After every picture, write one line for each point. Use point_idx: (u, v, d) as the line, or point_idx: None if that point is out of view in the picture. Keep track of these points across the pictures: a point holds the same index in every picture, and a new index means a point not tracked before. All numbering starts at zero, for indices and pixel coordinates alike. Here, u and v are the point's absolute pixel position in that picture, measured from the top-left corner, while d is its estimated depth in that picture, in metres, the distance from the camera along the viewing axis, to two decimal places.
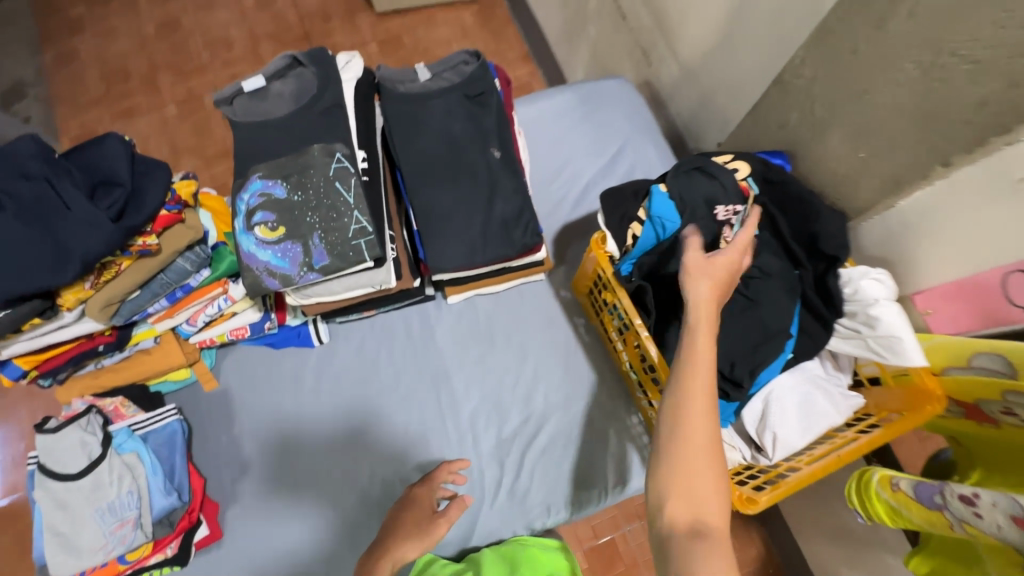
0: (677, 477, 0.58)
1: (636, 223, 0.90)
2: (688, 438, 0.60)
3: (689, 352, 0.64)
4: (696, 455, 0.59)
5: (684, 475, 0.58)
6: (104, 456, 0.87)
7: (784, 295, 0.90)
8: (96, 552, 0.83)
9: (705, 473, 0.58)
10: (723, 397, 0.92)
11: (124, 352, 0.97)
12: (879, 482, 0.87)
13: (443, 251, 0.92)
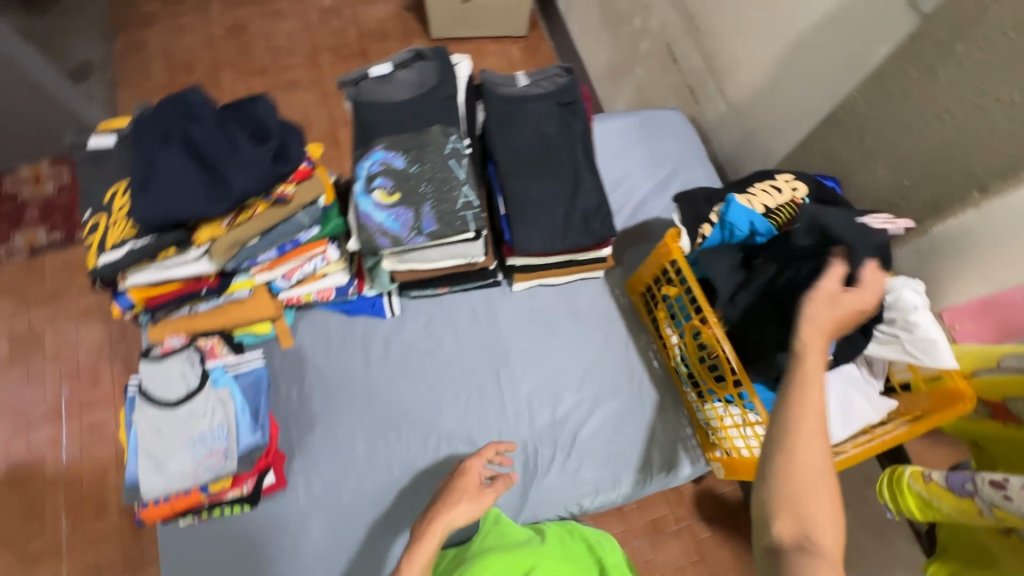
0: (790, 502, 0.61)
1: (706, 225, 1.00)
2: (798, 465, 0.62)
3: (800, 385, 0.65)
4: (809, 479, 0.61)
5: (801, 498, 0.61)
6: (201, 387, 0.94)
7: None
8: (185, 477, 0.89)
9: (821, 497, 0.60)
10: None
11: (218, 300, 1.03)
12: (911, 475, 0.96)
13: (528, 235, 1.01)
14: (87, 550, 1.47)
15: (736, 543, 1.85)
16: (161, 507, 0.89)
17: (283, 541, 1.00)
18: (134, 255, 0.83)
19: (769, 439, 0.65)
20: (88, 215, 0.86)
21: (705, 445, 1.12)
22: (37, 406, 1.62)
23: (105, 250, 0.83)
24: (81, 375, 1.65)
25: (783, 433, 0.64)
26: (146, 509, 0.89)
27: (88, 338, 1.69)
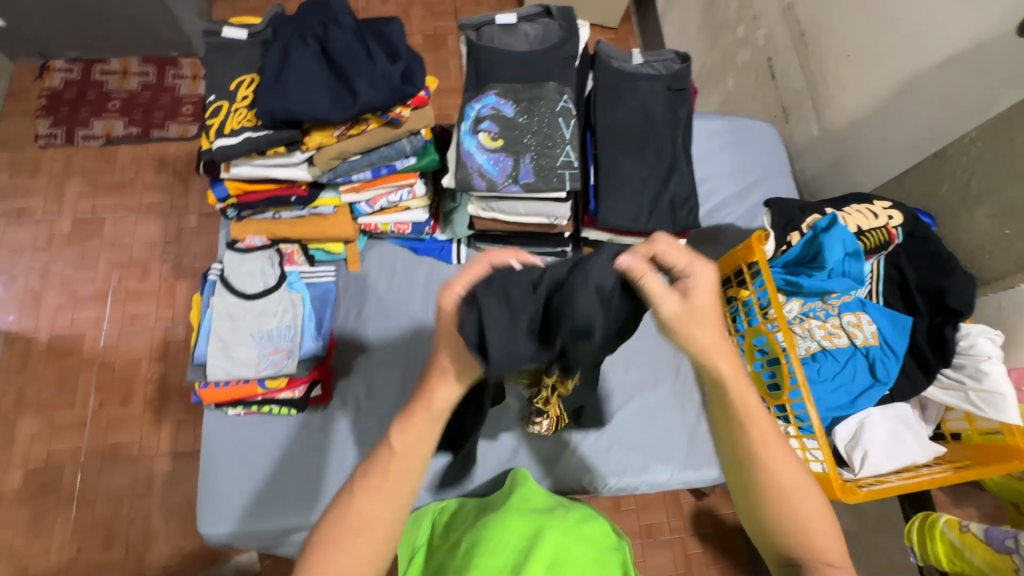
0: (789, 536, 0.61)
1: (797, 233, 1.02)
2: (778, 490, 0.61)
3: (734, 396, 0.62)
4: (808, 497, 0.62)
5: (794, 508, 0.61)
6: (277, 287, 0.96)
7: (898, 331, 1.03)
8: (249, 367, 0.92)
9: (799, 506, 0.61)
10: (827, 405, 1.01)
11: (303, 212, 1.05)
12: (946, 523, 0.94)
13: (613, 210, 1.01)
14: (109, 431, 1.51)
15: (725, 565, 1.83)
16: (218, 390, 0.93)
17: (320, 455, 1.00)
18: (249, 144, 0.86)
19: (736, 469, 0.64)
20: (212, 98, 0.89)
21: None
22: (87, 286, 1.63)
23: (222, 134, 0.87)
24: (129, 265, 1.66)
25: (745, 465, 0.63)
26: (204, 389, 0.93)
27: (144, 233, 1.70)
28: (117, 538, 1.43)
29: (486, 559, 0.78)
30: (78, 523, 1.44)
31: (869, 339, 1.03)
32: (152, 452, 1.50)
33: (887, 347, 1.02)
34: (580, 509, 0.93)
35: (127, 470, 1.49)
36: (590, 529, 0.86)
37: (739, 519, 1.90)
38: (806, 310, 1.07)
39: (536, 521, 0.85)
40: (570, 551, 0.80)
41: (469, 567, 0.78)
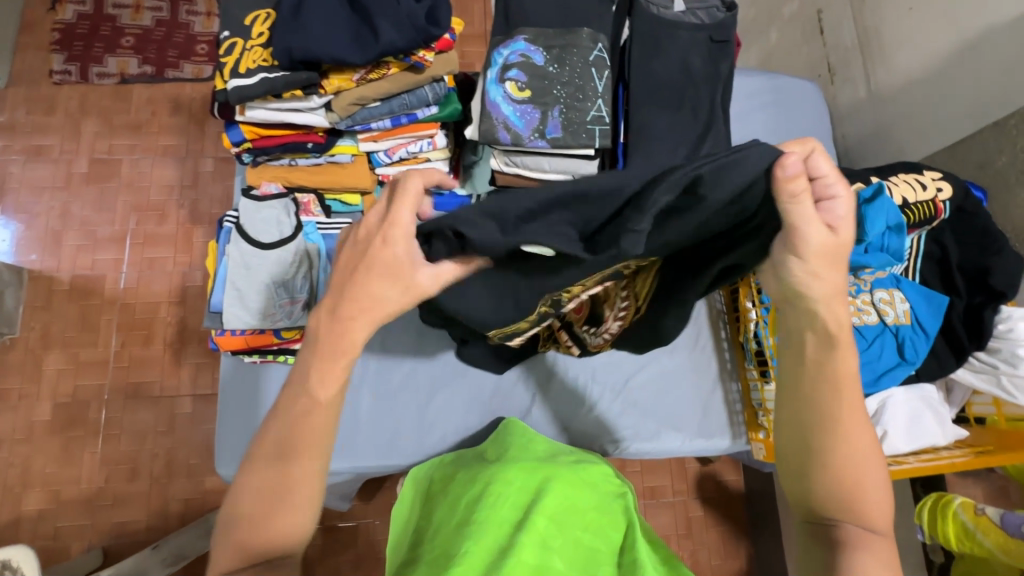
0: (841, 493, 0.59)
1: None
2: (846, 455, 0.59)
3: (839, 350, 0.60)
4: (871, 471, 0.60)
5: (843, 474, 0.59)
6: (294, 237, 0.94)
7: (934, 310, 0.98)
8: (266, 318, 0.92)
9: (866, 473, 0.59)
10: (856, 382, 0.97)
11: (319, 159, 1.02)
12: (961, 505, 0.94)
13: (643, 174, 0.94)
14: (132, 370, 1.55)
15: (725, 528, 1.87)
16: (234, 339, 0.93)
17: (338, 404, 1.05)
18: (265, 85, 0.82)
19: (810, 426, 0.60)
20: (226, 35, 0.85)
21: (750, 425, 1.11)
22: (105, 228, 1.63)
23: (237, 74, 0.83)
24: (147, 209, 1.65)
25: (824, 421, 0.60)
26: (221, 337, 0.93)
27: (161, 175, 1.68)
28: (142, 472, 1.50)
29: (490, 509, 0.74)
30: (104, 456, 1.50)
31: (901, 317, 0.99)
32: (173, 393, 1.54)
33: (919, 327, 0.98)
34: (583, 457, 0.91)
35: (149, 409, 1.53)
36: (592, 472, 0.85)
37: (742, 486, 1.92)
38: None
39: (540, 470, 0.83)
40: (576, 496, 0.78)
41: (473, 517, 0.73)
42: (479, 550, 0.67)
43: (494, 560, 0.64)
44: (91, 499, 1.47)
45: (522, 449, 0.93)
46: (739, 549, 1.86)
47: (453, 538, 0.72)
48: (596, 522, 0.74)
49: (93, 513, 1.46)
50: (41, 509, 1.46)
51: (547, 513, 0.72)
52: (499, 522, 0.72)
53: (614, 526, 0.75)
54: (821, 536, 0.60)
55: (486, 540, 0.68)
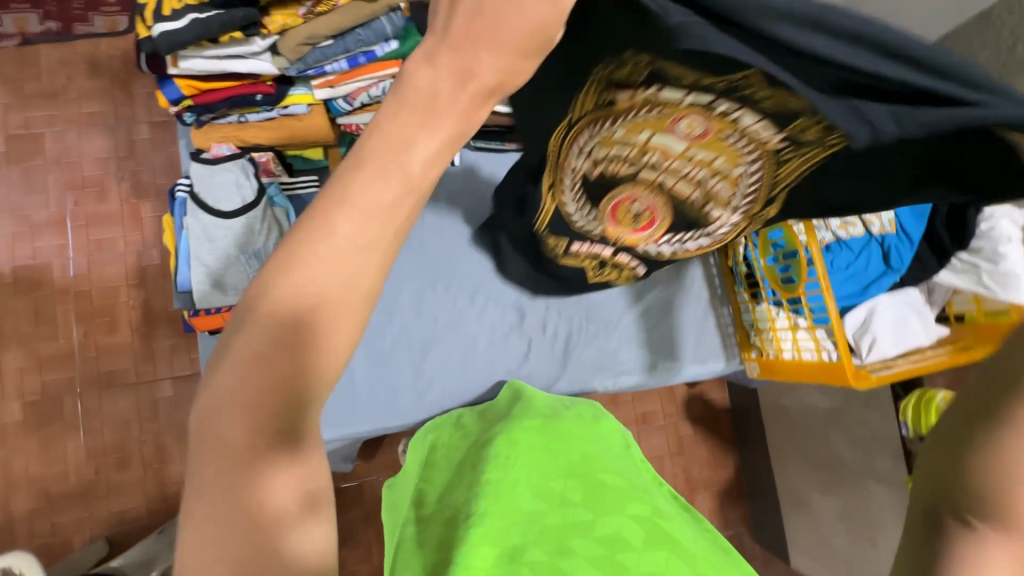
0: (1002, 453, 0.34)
1: None
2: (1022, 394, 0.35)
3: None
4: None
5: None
6: (257, 203, 0.86)
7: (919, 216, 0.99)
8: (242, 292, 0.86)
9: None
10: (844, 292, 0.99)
11: (271, 113, 0.92)
12: (943, 399, 0.99)
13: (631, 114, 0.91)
14: (102, 360, 1.47)
15: (714, 442, 1.98)
16: (212, 317, 0.88)
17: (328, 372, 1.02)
18: (197, 29, 0.72)
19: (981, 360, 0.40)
20: None
21: (742, 346, 1.13)
22: (41, 212, 1.48)
23: (161, 17, 0.72)
24: (84, 186, 1.50)
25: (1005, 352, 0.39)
26: (196, 317, 0.88)
27: (93, 147, 1.51)
28: (132, 460, 1.45)
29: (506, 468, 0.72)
30: (88, 450, 1.44)
31: (886, 227, 1.00)
32: (152, 378, 1.48)
33: (904, 234, 0.99)
34: (586, 408, 0.94)
35: (128, 397, 1.47)
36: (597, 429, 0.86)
37: (727, 403, 2.01)
38: None
39: (548, 427, 0.82)
40: (586, 449, 0.78)
41: (488, 476, 0.71)
42: (498, 510, 0.65)
43: (519, 523, 0.63)
44: (83, 493, 1.43)
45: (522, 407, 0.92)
46: (727, 460, 1.97)
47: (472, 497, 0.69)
48: (611, 471, 0.75)
49: (88, 507, 1.43)
50: (31, 509, 1.41)
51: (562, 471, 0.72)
52: (516, 479, 0.70)
53: (627, 473, 0.76)
54: (940, 525, 0.34)
55: (508, 499, 0.66)
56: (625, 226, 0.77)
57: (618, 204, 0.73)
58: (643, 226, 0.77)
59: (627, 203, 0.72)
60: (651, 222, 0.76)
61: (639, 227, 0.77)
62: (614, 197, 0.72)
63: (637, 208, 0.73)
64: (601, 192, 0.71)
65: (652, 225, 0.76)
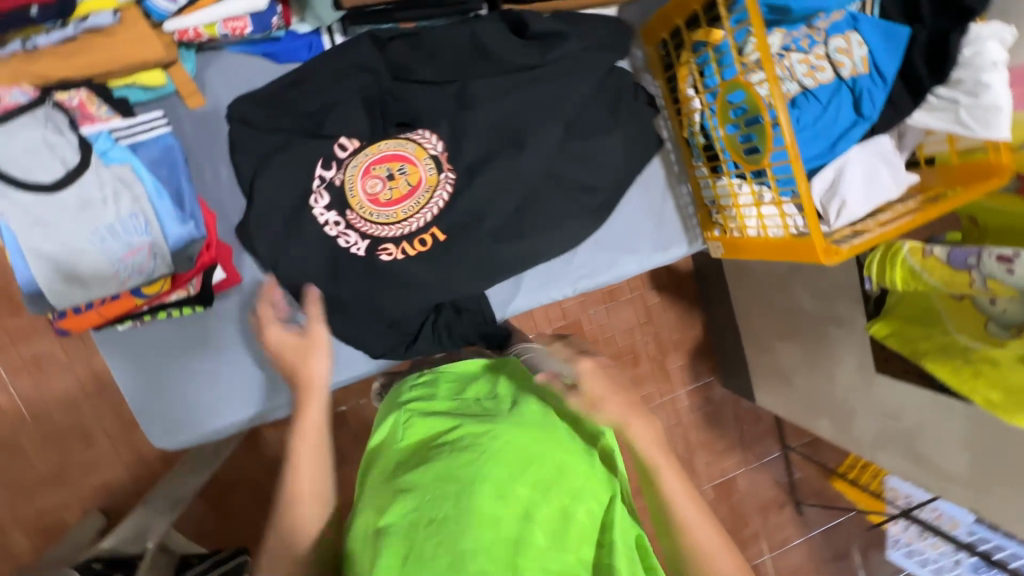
0: None
1: None
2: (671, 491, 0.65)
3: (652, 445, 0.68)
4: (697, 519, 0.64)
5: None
6: (86, 165, 0.66)
7: (897, 50, 0.86)
8: (107, 282, 0.69)
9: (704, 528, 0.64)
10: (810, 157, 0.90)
11: (66, 30, 0.64)
12: (909, 251, 0.96)
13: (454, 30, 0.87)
14: (17, 347, 1.31)
15: (681, 305, 2.01)
16: (83, 315, 0.72)
17: (252, 337, 0.89)
18: None
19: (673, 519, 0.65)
20: None
21: (704, 225, 1.05)
22: None
23: None
24: None
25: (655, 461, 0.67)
26: (65, 318, 0.72)
27: None
28: (90, 441, 1.38)
29: (469, 466, 0.63)
30: (39, 439, 1.35)
31: (858, 67, 0.87)
32: (80, 358, 1.34)
33: (877, 75, 0.87)
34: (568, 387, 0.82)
35: (62, 380, 1.34)
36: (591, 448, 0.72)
37: (690, 266, 2.01)
38: (787, 42, 0.87)
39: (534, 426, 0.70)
40: (568, 462, 0.66)
41: (452, 477, 0.63)
42: (452, 511, 0.59)
43: (472, 530, 0.57)
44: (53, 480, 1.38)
45: (510, 397, 0.78)
46: (694, 319, 2.03)
47: (430, 496, 0.61)
48: (582, 491, 0.64)
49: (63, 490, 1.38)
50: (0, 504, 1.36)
51: (536, 481, 0.63)
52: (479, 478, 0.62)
53: (597, 499, 0.64)
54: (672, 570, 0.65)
55: (465, 503, 0.59)
56: (406, 180, 0.87)
57: (383, 163, 0.86)
58: (403, 197, 0.88)
59: (369, 172, 0.86)
60: (399, 207, 0.88)
61: (403, 197, 0.88)
62: (381, 152, 0.86)
63: (377, 186, 0.86)
64: (372, 141, 0.87)
65: (394, 207, 0.87)
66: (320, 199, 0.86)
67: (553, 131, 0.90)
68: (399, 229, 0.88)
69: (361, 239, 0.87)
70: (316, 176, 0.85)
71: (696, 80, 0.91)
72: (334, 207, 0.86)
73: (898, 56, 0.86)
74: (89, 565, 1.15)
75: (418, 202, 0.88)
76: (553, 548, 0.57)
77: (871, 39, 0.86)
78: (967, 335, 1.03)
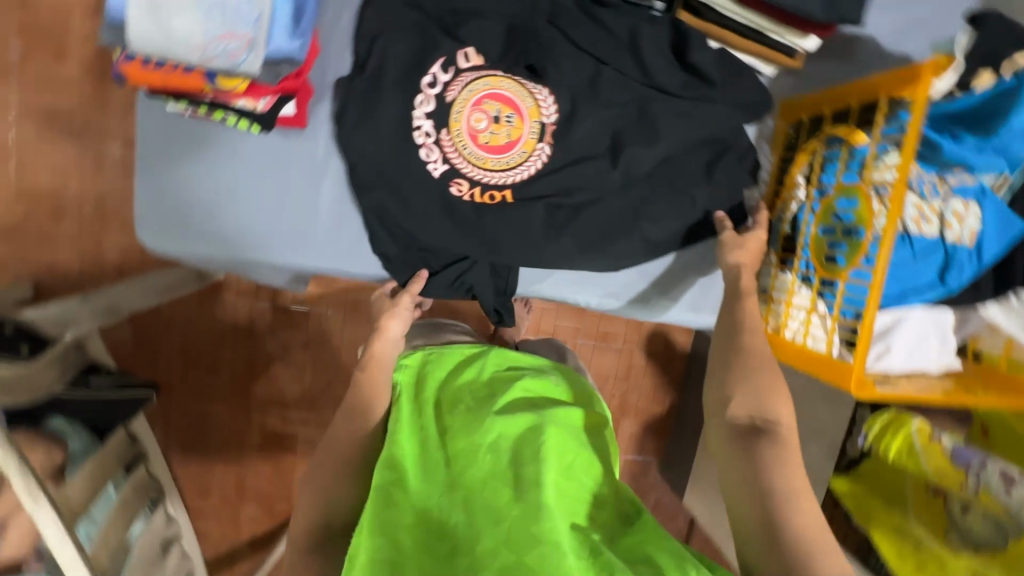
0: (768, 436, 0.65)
1: (989, 74, 0.76)
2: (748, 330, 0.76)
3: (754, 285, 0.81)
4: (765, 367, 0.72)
5: (768, 389, 0.69)
6: None
7: (1007, 239, 0.85)
8: (190, 49, 0.64)
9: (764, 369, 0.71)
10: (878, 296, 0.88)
11: None
12: (917, 429, 0.94)
13: (621, 17, 0.85)
14: None
15: (661, 379, 1.99)
16: (150, 71, 0.67)
17: (285, 185, 0.84)
18: None
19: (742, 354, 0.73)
20: None
21: None
22: None
23: None
24: None
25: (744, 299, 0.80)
26: (131, 66, 0.67)
27: None
28: None
29: (473, 466, 0.63)
30: None
31: (964, 236, 0.86)
32: None
33: (977, 252, 0.86)
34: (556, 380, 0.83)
35: None
36: (572, 419, 0.72)
37: (687, 348, 1.99)
38: (913, 181, 0.86)
39: (519, 410, 0.70)
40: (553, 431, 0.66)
41: (459, 476, 0.63)
42: (465, 511, 0.60)
43: (480, 528, 0.58)
44: None
45: (500, 380, 0.78)
46: (666, 398, 2.01)
47: (448, 501, 0.62)
48: (573, 466, 0.64)
49: None
50: None
51: (529, 457, 0.63)
52: (485, 477, 0.62)
53: (594, 478, 0.66)
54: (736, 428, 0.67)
55: (477, 505, 0.60)
56: (508, 131, 0.83)
57: (497, 102, 0.82)
58: (498, 148, 0.84)
59: (479, 105, 0.82)
60: (491, 155, 0.84)
61: (499, 147, 0.84)
62: (500, 90, 0.82)
63: (481, 124, 0.82)
64: (497, 73, 0.83)
65: (486, 153, 0.84)
66: (424, 104, 0.82)
67: (662, 151, 0.88)
68: (481, 175, 0.85)
69: (442, 162, 0.83)
70: (431, 73, 0.82)
71: (814, 171, 0.89)
72: (433, 118, 0.82)
73: (1004, 246, 0.86)
74: (2, 327, 1.11)
75: (509, 158, 0.85)
76: (557, 515, 0.58)
77: (990, 218, 0.85)
78: (924, 530, 1.02)
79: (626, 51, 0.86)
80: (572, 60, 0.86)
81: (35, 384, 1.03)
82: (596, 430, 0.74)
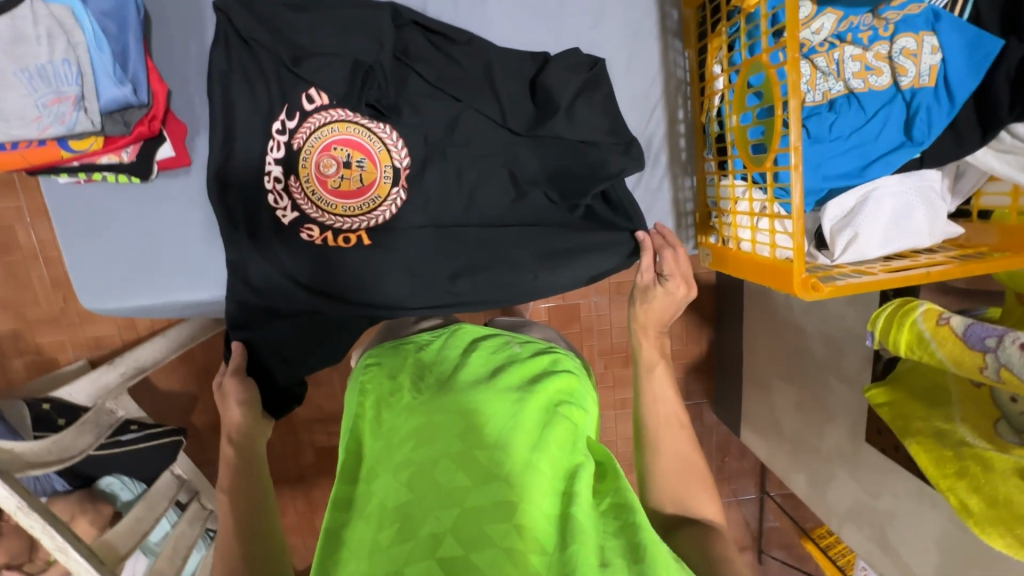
0: (675, 492, 0.64)
1: None
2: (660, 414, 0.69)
3: (648, 368, 0.74)
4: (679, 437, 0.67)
5: (669, 444, 0.66)
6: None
7: (978, 63, 0.69)
8: (28, 124, 0.66)
9: (681, 443, 0.67)
10: (836, 176, 0.75)
11: None
12: (924, 314, 0.80)
13: None
14: None
15: (690, 318, 1.81)
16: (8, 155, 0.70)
17: (191, 224, 0.87)
18: None
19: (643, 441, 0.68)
20: None
21: (701, 228, 0.92)
22: None
23: None
24: None
25: (648, 375, 0.73)
26: None
27: None
28: None
29: (426, 445, 0.57)
30: None
31: (923, 78, 0.71)
32: None
33: (944, 91, 0.71)
34: (538, 357, 0.76)
35: None
36: (547, 394, 0.67)
37: (711, 279, 1.80)
38: (842, 30, 0.73)
39: (474, 391, 0.65)
40: (520, 414, 0.61)
41: (406, 455, 0.56)
42: (408, 497, 0.52)
43: (427, 519, 0.49)
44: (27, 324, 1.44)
45: (464, 368, 0.72)
46: (701, 337, 1.82)
47: (393, 478, 0.54)
48: (543, 440, 0.58)
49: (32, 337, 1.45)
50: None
51: (489, 443, 0.57)
52: (437, 456, 0.55)
53: (562, 447, 0.59)
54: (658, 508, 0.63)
55: (425, 484, 0.53)
56: (360, 175, 0.83)
57: (346, 147, 0.82)
58: (350, 193, 0.83)
59: (328, 151, 0.82)
60: (341, 200, 0.83)
61: (350, 192, 0.83)
62: (349, 135, 0.82)
63: (331, 169, 0.82)
64: (344, 117, 0.82)
65: (336, 198, 0.83)
66: (275, 150, 0.81)
67: (560, 93, 0.81)
68: (332, 220, 0.84)
69: (291, 208, 0.83)
70: (278, 120, 0.80)
71: (725, 54, 0.78)
72: (283, 164, 0.82)
73: (978, 73, 0.69)
74: (39, 405, 1.27)
75: (364, 203, 0.84)
76: (511, 514, 0.49)
77: (950, 44, 0.70)
78: (971, 429, 0.87)
79: (482, 88, 0.82)
80: (430, 99, 0.82)
81: (69, 448, 1.13)
82: (570, 396, 0.69)
